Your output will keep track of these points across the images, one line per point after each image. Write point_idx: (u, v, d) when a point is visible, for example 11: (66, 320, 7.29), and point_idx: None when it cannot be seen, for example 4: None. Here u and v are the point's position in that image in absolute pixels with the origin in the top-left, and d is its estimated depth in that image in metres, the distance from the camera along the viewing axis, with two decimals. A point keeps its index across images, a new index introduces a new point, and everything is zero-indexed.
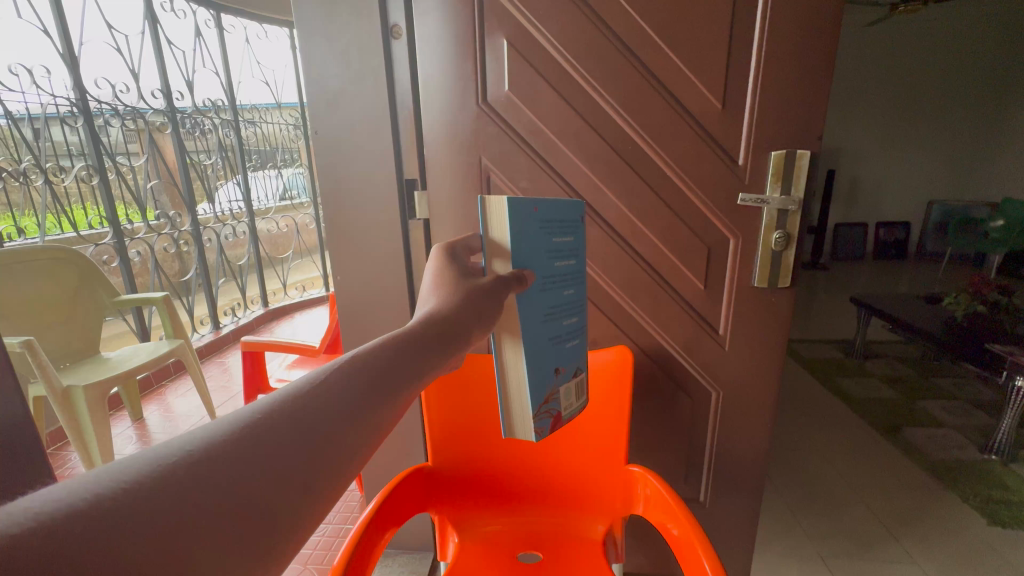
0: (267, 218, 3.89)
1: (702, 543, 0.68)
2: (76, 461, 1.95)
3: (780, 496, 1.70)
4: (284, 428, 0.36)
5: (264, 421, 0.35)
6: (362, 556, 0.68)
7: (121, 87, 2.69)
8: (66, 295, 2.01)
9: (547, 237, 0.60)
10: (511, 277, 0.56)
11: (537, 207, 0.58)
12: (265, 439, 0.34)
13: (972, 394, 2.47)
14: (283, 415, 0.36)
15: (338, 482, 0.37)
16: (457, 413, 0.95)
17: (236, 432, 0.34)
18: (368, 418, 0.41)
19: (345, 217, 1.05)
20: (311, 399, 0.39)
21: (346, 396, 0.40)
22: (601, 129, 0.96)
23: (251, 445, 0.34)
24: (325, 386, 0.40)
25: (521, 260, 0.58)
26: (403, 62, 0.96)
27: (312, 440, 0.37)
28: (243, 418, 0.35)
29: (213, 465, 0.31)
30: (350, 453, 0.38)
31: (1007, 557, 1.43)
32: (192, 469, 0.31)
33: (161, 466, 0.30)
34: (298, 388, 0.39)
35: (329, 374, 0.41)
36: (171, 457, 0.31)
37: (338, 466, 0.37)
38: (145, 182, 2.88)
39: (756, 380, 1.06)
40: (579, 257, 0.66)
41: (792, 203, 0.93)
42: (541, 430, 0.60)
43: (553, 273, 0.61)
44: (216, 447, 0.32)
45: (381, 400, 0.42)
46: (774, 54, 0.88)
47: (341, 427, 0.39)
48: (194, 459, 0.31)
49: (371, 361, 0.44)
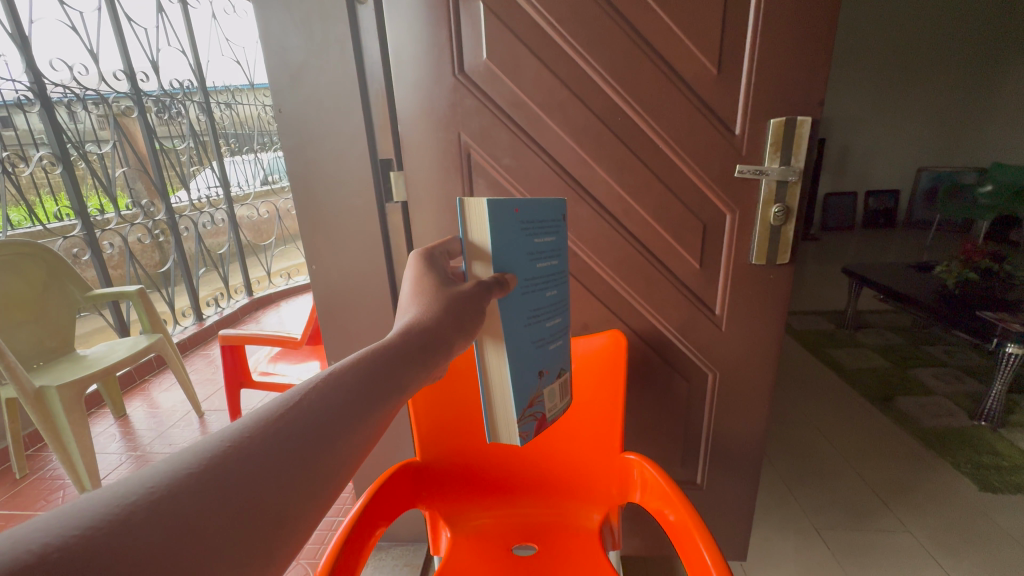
0: (246, 203, 3.79)
1: (700, 531, 0.64)
2: (56, 463, 1.90)
3: (775, 470, 1.70)
4: (255, 455, 0.32)
5: (233, 450, 0.31)
6: (350, 559, 0.63)
7: (81, 69, 2.49)
8: (35, 291, 1.91)
9: (528, 238, 0.54)
10: (493, 282, 0.51)
11: (517, 208, 0.52)
12: (233, 471, 0.30)
13: (962, 361, 2.49)
14: (255, 440, 0.32)
15: (316, 509, 0.33)
16: (445, 407, 0.90)
17: (200, 465, 0.30)
18: (347, 442, 0.36)
19: (318, 205, 0.99)
20: (286, 422, 0.34)
21: (321, 417, 0.36)
22: (587, 100, 0.90)
23: (216, 479, 0.29)
24: (302, 407, 0.36)
25: (503, 261, 0.53)
26: (371, 30, 0.88)
27: (287, 469, 0.32)
28: (211, 447, 0.31)
29: (175, 504, 0.27)
30: (327, 479, 0.34)
31: (999, 522, 1.45)
32: (152, 510, 0.26)
33: (117, 509, 0.26)
34: (271, 409, 0.35)
35: (305, 394, 0.37)
36: (130, 495, 0.27)
37: (314, 493, 0.33)
38: (114, 169, 2.73)
39: (752, 360, 1.03)
40: (563, 255, 0.60)
41: (792, 173, 0.88)
42: (526, 434, 0.56)
43: (535, 275, 0.56)
44: (178, 483, 0.28)
45: (362, 421, 0.38)
46: (772, 15, 0.81)
47: (318, 451, 0.34)
48: (153, 499, 0.27)
49: (347, 377, 0.39)
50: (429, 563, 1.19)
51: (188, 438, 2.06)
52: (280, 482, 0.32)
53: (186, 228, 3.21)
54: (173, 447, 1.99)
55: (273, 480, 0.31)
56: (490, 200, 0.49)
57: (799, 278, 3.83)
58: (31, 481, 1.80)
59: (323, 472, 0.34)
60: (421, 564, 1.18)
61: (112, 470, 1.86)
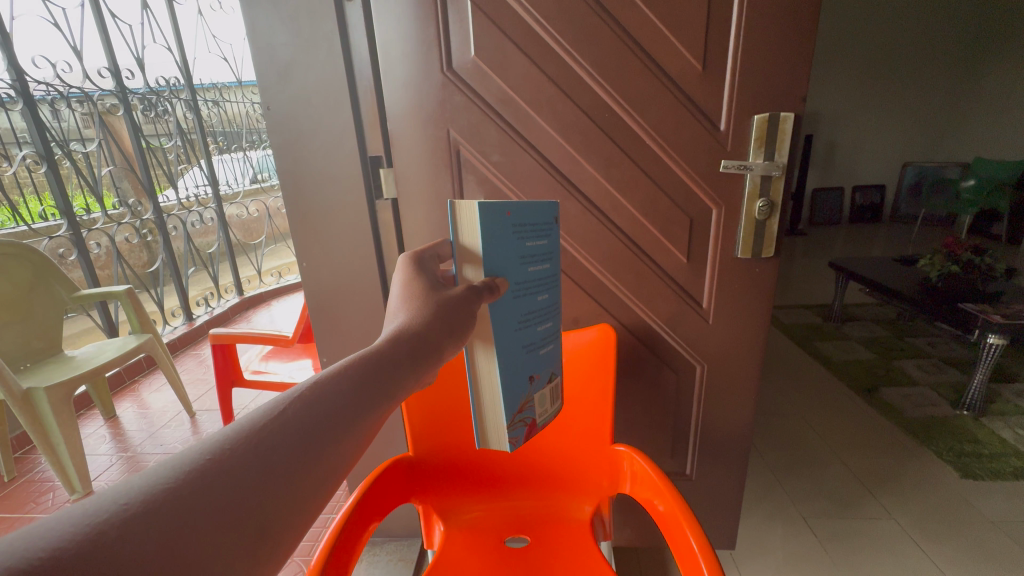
0: (236, 202, 3.77)
1: (688, 520, 0.66)
2: (44, 466, 1.88)
3: (763, 459, 1.73)
4: (237, 468, 0.32)
5: (215, 463, 0.32)
6: (343, 557, 0.64)
7: (64, 67, 2.45)
8: (22, 292, 1.89)
9: (520, 241, 0.55)
10: (482, 287, 0.52)
11: (510, 210, 0.53)
12: (214, 486, 0.31)
13: (945, 352, 2.55)
14: (237, 453, 0.33)
15: (301, 520, 0.34)
16: (437, 402, 0.91)
17: (179, 479, 0.30)
18: (335, 453, 0.37)
19: (307, 203, 0.99)
20: (270, 432, 0.35)
21: (307, 427, 0.36)
22: (575, 97, 0.91)
23: (195, 492, 0.30)
24: (288, 418, 0.36)
25: (493, 265, 0.54)
26: (360, 26, 0.88)
27: (270, 481, 0.33)
28: (193, 460, 0.31)
29: (152, 517, 0.28)
30: (313, 491, 0.35)
31: (978, 507, 1.49)
32: (126, 527, 0.27)
33: (91, 525, 0.26)
34: (254, 419, 0.35)
35: (290, 404, 0.37)
36: (102, 513, 0.27)
37: (299, 506, 0.34)
38: (100, 168, 2.68)
39: (740, 351, 1.05)
40: (554, 259, 0.61)
41: (775, 168, 0.90)
42: (516, 438, 0.58)
43: (526, 279, 0.57)
44: (157, 497, 0.29)
45: (350, 431, 0.38)
46: (754, 14, 0.83)
47: (304, 462, 0.35)
48: (129, 514, 0.27)
49: (331, 387, 0.39)
50: (423, 558, 1.20)
51: (179, 439, 2.05)
52: (262, 498, 0.32)
53: (176, 228, 3.19)
54: (164, 448, 1.98)
55: (255, 495, 0.32)
56: (482, 203, 0.50)
57: (786, 273, 3.89)
58: (19, 485, 1.78)
59: (311, 484, 0.35)
60: (415, 559, 1.19)
61: (102, 472, 1.84)
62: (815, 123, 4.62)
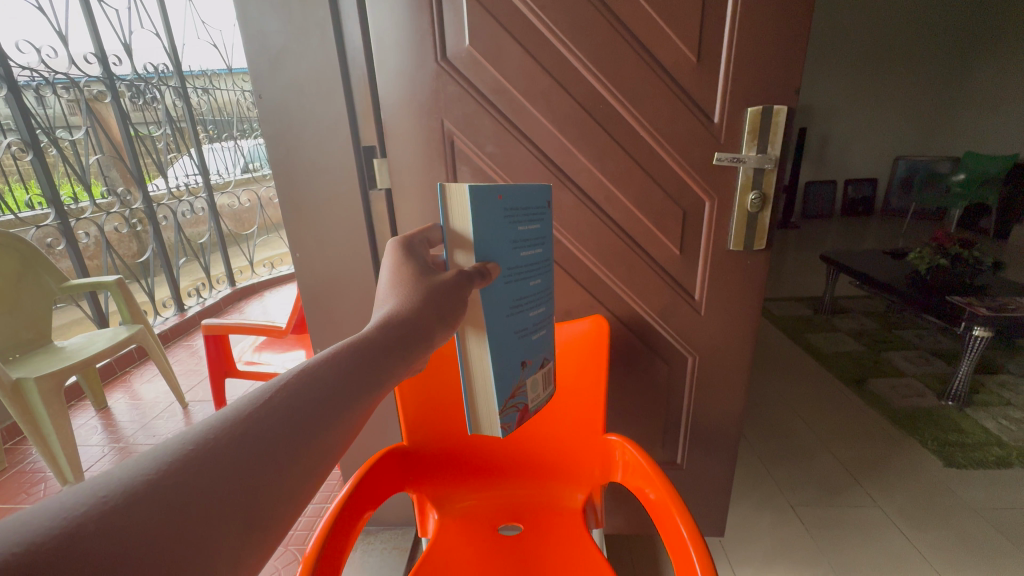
0: (227, 192, 3.74)
1: (678, 508, 0.67)
2: (35, 457, 1.87)
3: (752, 448, 1.76)
4: (224, 455, 0.32)
5: (200, 452, 0.32)
6: (337, 545, 0.64)
7: (48, 52, 2.40)
8: (9, 282, 1.87)
9: (511, 227, 0.55)
10: (473, 272, 0.52)
11: (501, 194, 0.53)
12: (200, 474, 0.31)
13: (931, 344, 2.59)
14: (223, 442, 0.33)
15: (289, 508, 0.34)
16: (430, 392, 0.91)
17: (162, 470, 0.30)
18: (325, 438, 0.37)
19: (300, 194, 0.99)
20: (257, 420, 0.35)
21: (294, 415, 0.37)
22: (568, 87, 0.91)
23: (180, 483, 0.30)
24: (274, 406, 0.36)
25: (484, 251, 0.54)
26: (353, 15, 0.87)
27: (257, 469, 0.33)
28: (177, 450, 0.31)
29: (136, 507, 0.28)
30: (301, 476, 0.35)
31: (961, 496, 1.52)
32: (109, 515, 0.27)
33: (71, 517, 0.26)
34: (240, 408, 0.36)
35: (277, 392, 0.37)
36: (83, 505, 0.27)
37: (287, 491, 0.34)
38: (88, 156, 2.63)
39: (732, 343, 1.06)
40: (547, 244, 0.61)
41: (768, 160, 0.90)
42: (507, 425, 0.58)
43: (518, 264, 0.57)
44: (139, 487, 0.29)
45: (339, 417, 0.39)
46: (749, 6, 0.83)
47: (291, 450, 0.35)
48: (111, 505, 0.27)
49: (317, 376, 0.39)
50: (417, 547, 1.22)
51: (171, 429, 2.05)
52: (250, 484, 0.32)
53: (165, 218, 3.15)
54: (156, 438, 1.97)
55: (245, 482, 0.32)
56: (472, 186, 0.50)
57: (779, 266, 3.92)
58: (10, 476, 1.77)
59: (298, 471, 0.35)
60: (409, 548, 1.20)
61: (94, 463, 1.84)
62: (808, 116, 4.64)
